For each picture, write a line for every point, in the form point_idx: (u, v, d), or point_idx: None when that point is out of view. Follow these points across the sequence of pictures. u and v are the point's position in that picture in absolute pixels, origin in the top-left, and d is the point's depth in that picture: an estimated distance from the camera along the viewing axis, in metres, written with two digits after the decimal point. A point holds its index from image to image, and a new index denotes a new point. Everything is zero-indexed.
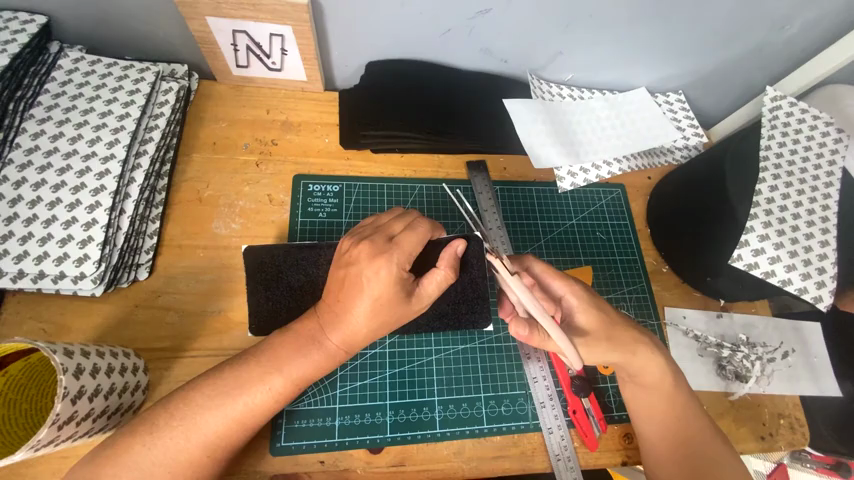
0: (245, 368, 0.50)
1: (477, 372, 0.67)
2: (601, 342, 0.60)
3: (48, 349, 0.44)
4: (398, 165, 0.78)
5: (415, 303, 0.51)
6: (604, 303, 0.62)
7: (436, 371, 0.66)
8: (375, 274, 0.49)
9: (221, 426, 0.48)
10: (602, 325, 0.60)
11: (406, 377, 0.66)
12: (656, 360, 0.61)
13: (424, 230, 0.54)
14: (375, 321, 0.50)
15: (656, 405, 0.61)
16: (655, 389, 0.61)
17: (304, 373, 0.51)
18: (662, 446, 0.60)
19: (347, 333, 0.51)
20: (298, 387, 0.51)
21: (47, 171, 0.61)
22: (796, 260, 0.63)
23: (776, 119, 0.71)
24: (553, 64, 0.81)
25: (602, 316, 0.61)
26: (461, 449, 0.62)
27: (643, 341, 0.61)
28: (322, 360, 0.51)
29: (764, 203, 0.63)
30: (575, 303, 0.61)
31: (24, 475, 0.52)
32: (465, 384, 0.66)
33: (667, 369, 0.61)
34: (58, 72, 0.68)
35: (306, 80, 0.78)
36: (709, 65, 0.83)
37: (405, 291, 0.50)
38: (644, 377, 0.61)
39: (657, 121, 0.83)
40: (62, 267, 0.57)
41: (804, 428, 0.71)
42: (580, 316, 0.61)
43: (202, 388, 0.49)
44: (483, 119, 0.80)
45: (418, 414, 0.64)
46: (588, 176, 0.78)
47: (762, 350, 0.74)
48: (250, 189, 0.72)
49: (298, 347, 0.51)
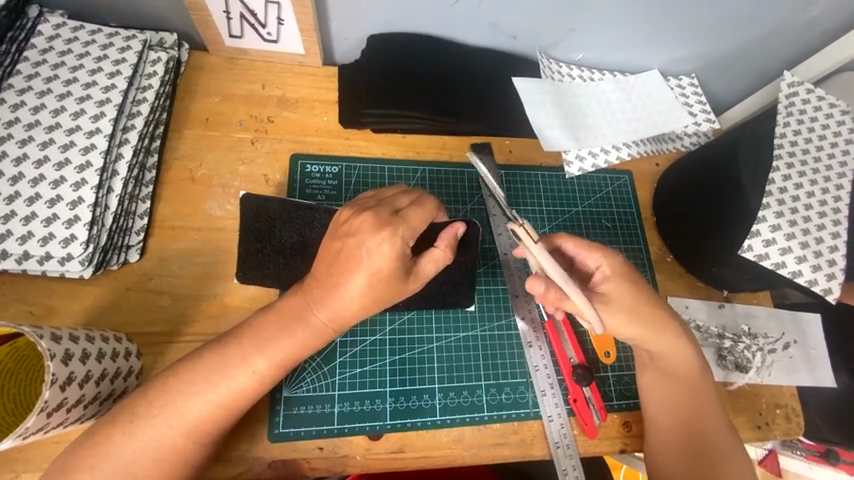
0: (226, 355, 0.48)
1: (477, 360, 0.66)
2: (624, 315, 0.58)
3: (33, 334, 0.42)
4: (400, 146, 0.75)
5: (410, 284, 0.50)
6: (639, 279, 0.59)
7: (435, 359, 0.65)
8: (379, 247, 0.47)
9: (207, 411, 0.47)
10: (629, 296, 0.58)
11: (406, 363, 0.65)
12: (682, 345, 0.61)
13: (430, 209, 0.52)
14: (363, 299, 0.48)
15: (670, 390, 0.61)
16: (674, 374, 0.61)
17: (291, 352, 0.49)
18: (675, 436, 0.60)
19: (336, 310, 0.49)
20: (285, 368, 0.50)
21: (29, 145, 0.58)
22: (807, 252, 0.61)
23: (792, 107, 0.68)
24: (565, 42, 0.77)
25: (630, 289, 0.58)
26: (461, 436, 0.62)
27: (672, 326, 0.60)
28: (310, 339, 0.49)
29: (777, 193, 0.62)
30: (610, 273, 0.58)
31: (14, 460, 0.51)
32: (465, 371, 0.66)
33: (691, 355, 0.61)
34: (38, 39, 0.63)
35: (304, 54, 0.73)
36: (724, 48, 0.80)
37: (402, 269, 0.48)
38: (668, 360, 0.61)
39: (669, 105, 0.80)
40: (49, 248, 0.55)
41: (799, 418, 0.71)
42: (608, 284, 0.58)
43: (192, 370, 0.48)
44: (489, 99, 0.76)
45: (420, 400, 0.63)
46: (597, 161, 0.78)
47: (763, 341, 0.74)
48: (244, 169, 0.69)
49: (283, 327, 0.49)
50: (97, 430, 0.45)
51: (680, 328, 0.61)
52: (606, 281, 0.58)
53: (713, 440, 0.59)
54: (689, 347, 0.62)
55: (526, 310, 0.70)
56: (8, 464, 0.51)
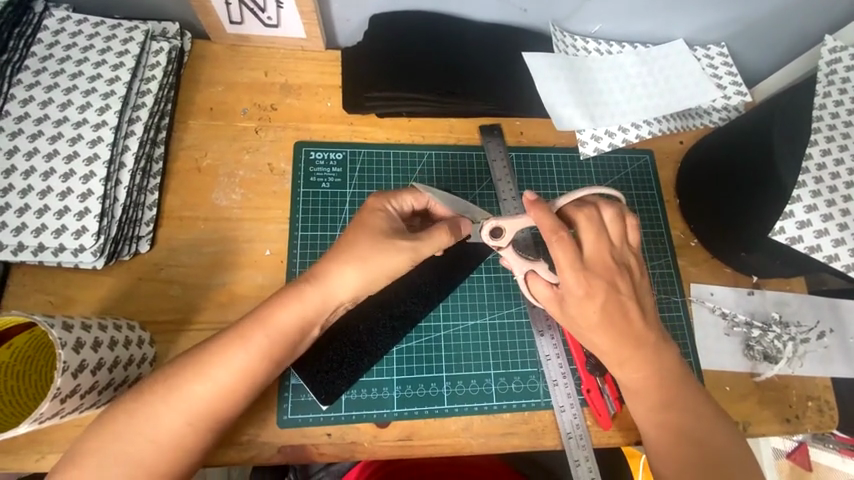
0: (223, 350, 0.51)
1: (486, 348, 0.65)
2: (587, 332, 0.54)
3: (45, 323, 0.43)
4: (405, 130, 0.73)
5: (408, 244, 0.54)
6: (608, 307, 0.53)
7: (444, 347, 0.64)
8: (370, 220, 0.55)
9: (206, 403, 0.49)
10: (586, 318, 0.53)
11: (414, 350, 0.64)
12: (647, 363, 0.55)
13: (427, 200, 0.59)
14: (363, 270, 0.53)
15: (637, 402, 0.57)
16: (639, 393, 0.57)
17: (250, 366, 0.51)
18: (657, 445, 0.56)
19: (332, 290, 0.54)
20: (244, 383, 0.51)
21: (39, 139, 0.59)
22: (847, 234, 0.56)
23: (834, 74, 0.61)
24: (579, 12, 0.72)
25: (591, 314, 0.53)
26: (471, 425, 0.61)
27: (645, 347, 0.55)
28: (265, 350, 0.52)
29: (814, 170, 0.56)
30: (578, 293, 0.52)
31: (40, 443, 0.53)
32: (474, 360, 0.64)
33: (654, 373, 0.56)
34: (44, 34, 0.64)
35: (305, 38, 0.72)
36: (757, 11, 0.73)
37: (388, 229, 0.55)
38: (630, 377, 0.56)
39: (694, 78, 0.75)
40: (62, 240, 0.56)
41: (833, 412, 0.67)
42: (573, 304, 0.53)
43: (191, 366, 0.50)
44: (498, 78, 0.72)
45: (427, 389, 0.62)
46: (615, 141, 0.73)
47: (795, 330, 0.70)
48: (249, 158, 0.68)
49: (235, 344, 0.51)
50: (115, 408, 0.48)
51: (649, 351, 0.55)
52: (569, 299, 0.53)
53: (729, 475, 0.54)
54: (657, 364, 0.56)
55: None
56: (35, 445, 0.53)
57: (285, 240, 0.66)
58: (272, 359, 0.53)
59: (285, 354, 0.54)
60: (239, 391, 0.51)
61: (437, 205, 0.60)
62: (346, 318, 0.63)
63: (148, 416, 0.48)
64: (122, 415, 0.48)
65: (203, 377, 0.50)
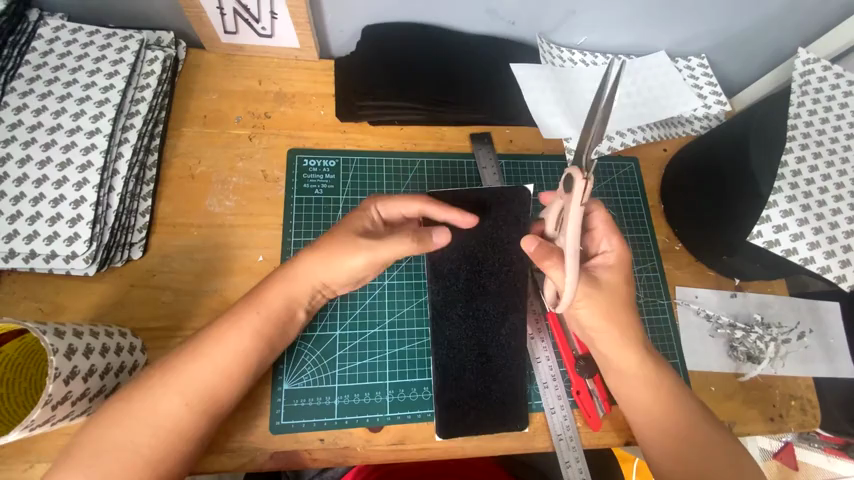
0: (209, 338, 0.53)
1: (514, 348, 0.65)
2: (606, 306, 0.57)
3: (37, 329, 0.44)
4: (398, 138, 0.74)
5: (365, 244, 0.55)
6: (632, 273, 0.59)
7: (475, 345, 0.64)
8: (347, 215, 0.59)
9: (224, 361, 0.52)
10: (621, 293, 0.58)
11: (445, 346, 0.64)
12: (637, 344, 0.59)
13: (420, 198, 0.60)
14: (325, 263, 0.56)
15: (641, 393, 0.59)
16: (639, 379, 0.59)
17: (229, 364, 0.53)
18: (660, 437, 0.58)
19: (321, 271, 0.57)
20: (228, 381, 0.53)
21: (32, 147, 0.59)
22: (821, 238, 0.59)
23: (808, 85, 0.64)
24: (565, 25, 0.75)
25: (623, 288, 0.59)
26: (484, 412, 0.62)
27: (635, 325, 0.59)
28: (243, 353, 0.54)
29: (789, 176, 0.58)
30: (609, 261, 0.59)
31: (29, 452, 0.53)
32: (504, 357, 0.64)
33: (644, 355, 0.59)
34: (38, 42, 0.65)
35: (299, 48, 0.73)
36: (734, 26, 0.76)
37: (361, 230, 0.58)
38: (626, 363, 0.59)
39: (676, 88, 0.77)
40: (54, 247, 0.56)
41: (815, 411, 0.69)
42: (604, 273, 0.58)
43: (205, 335, 0.53)
44: (488, 87, 0.74)
45: (460, 384, 0.62)
46: (601, 147, 0.77)
47: (776, 331, 0.72)
48: (243, 165, 0.69)
49: (218, 340, 0.53)
50: (114, 405, 0.49)
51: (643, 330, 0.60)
52: (604, 267, 0.58)
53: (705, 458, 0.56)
54: (642, 348, 0.59)
55: (527, 302, 0.69)
56: (22, 454, 0.53)
57: (278, 246, 0.66)
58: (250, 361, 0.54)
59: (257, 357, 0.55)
60: (235, 367, 0.53)
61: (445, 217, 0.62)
62: (338, 324, 0.65)
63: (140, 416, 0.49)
64: (121, 418, 0.49)
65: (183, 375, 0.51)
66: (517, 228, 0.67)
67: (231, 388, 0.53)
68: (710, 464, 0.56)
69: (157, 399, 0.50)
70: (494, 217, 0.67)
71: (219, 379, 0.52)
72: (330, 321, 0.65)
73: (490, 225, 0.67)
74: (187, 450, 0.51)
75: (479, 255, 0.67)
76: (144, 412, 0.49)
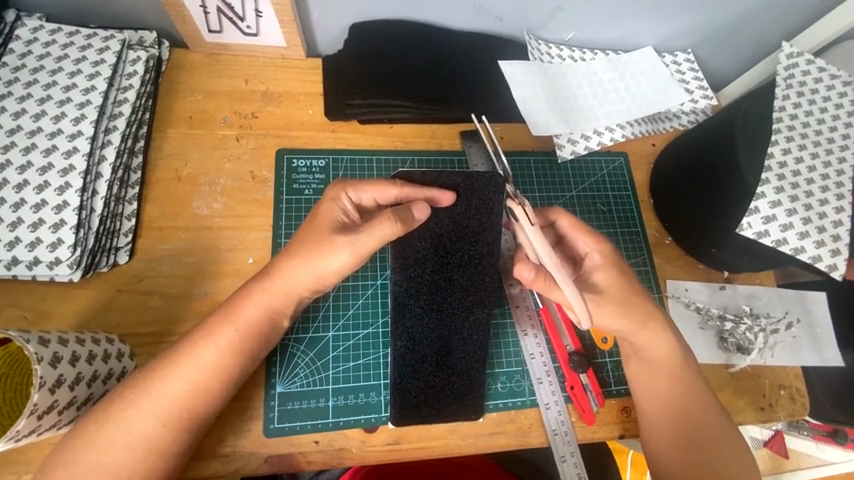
0: (189, 350, 0.52)
1: (477, 340, 0.63)
2: (611, 304, 0.58)
3: (20, 338, 0.43)
4: (388, 136, 0.74)
5: (346, 239, 0.53)
6: (628, 269, 0.59)
7: (437, 339, 0.63)
8: (320, 211, 0.56)
9: (199, 378, 0.52)
10: (619, 288, 0.58)
11: (404, 339, 0.63)
12: (667, 338, 0.60)
13: (395, 180, 0.57)
14: (306, 266, 0.55)
15: (657, 381, 0.60)
16: (660, 366, 0.60)
17: (204, 381, 0.52)
18: (662, 424, 0.60)
19: (296, 277, 0.55)
20: (198, 399, 0.52)
21: (12, 151, 0.58)
22: (810, 228, 0.60)
23: (792, 78, 0.65)
24: (552, 21, 0.75)
25: (620, 280, 0.58)
26: (451, 408, 0.61)
27: (658, 317, 0.60)
28: (218, 368, 0.53)
29: (776, 168, 0.60)
30: (598, 261, 0.59)
31: (17, 463, 0.52)
32: (464, 351, 0.63)
33: (675, 346, 0.60)
34: (16, 43, 0.63)
35: (286, 46, 0.72)
36: (720, 19, 0.77)
37: (337, 223, 0.55)
38: (651, 351, 0.60)
39: (663, 82, 0.78)
40: (36, 253, 0.55)
41: (803, 399, 0.70)
42: (597, 274, 0.58)
43: (178, 353, 0.52)
44: (476, 84, 0.74)
45: (417, 376, 0.62)
46: (590, 144, 0.76)
47: (765, 321, 0.73)
48: (230, 166, 0.68)
49: (190, 357, 0.52)
50: (105, 412, 0.48)
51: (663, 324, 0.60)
52: (596, 269, 0.58)
53: (707, 451, 0.58)
54: (666, 339, 0.60)
55: (521, 299, 0.69)
56: (10, 466, 0.52)
57: (268, 248, 0.65)
58: (223, 374, 0.53)
59: (233, 373, 0.54)
60: (209, 382, 0.52)
61: (406, 193, 0.57)
62: (331, 325, 0.64)
63: (129, 424, 0.48)
64: (108, 428, 0.48)
65: (170, 381, 0.51)
66: (491, 217, 0.61)
67: (208, 401, 0.52)
68: (718, 450, 0.59)
69: (146, 408, 0.49)
70: (466, 204, 0.61)
71: (192, 395, 0.51)
72: (322, 324, 0.64)
73: (462, 212, 0.61)
74: (178, 457, 0.51)
75: (448, 245, 0.62)
76: (134, 421, 0.49)
